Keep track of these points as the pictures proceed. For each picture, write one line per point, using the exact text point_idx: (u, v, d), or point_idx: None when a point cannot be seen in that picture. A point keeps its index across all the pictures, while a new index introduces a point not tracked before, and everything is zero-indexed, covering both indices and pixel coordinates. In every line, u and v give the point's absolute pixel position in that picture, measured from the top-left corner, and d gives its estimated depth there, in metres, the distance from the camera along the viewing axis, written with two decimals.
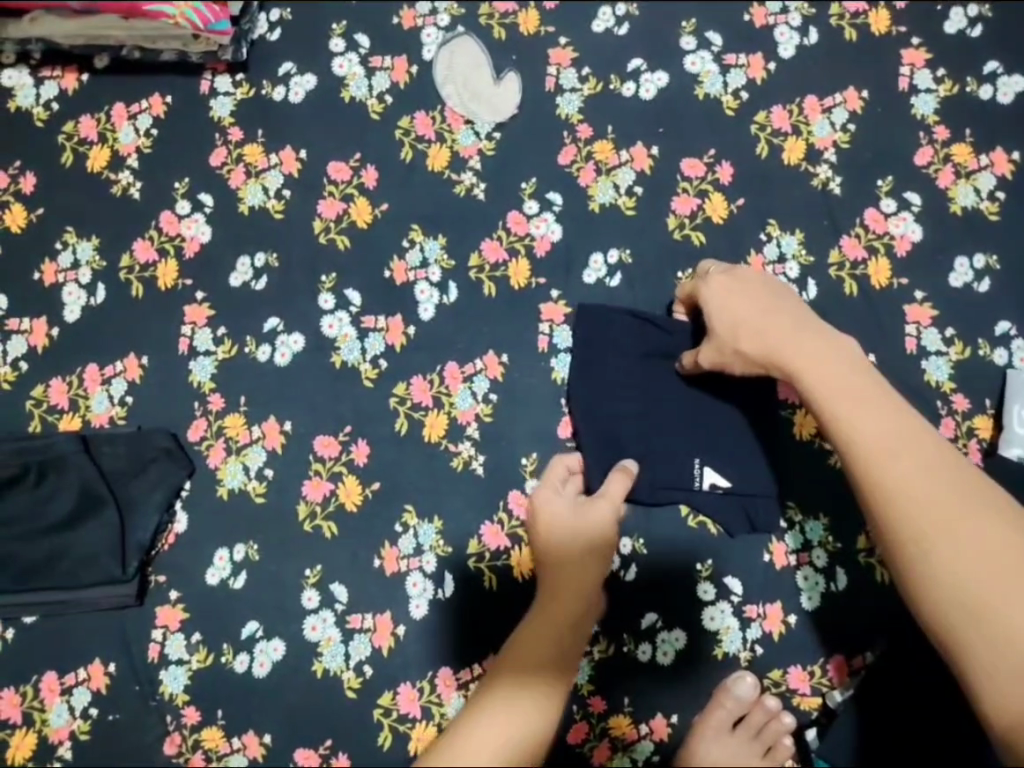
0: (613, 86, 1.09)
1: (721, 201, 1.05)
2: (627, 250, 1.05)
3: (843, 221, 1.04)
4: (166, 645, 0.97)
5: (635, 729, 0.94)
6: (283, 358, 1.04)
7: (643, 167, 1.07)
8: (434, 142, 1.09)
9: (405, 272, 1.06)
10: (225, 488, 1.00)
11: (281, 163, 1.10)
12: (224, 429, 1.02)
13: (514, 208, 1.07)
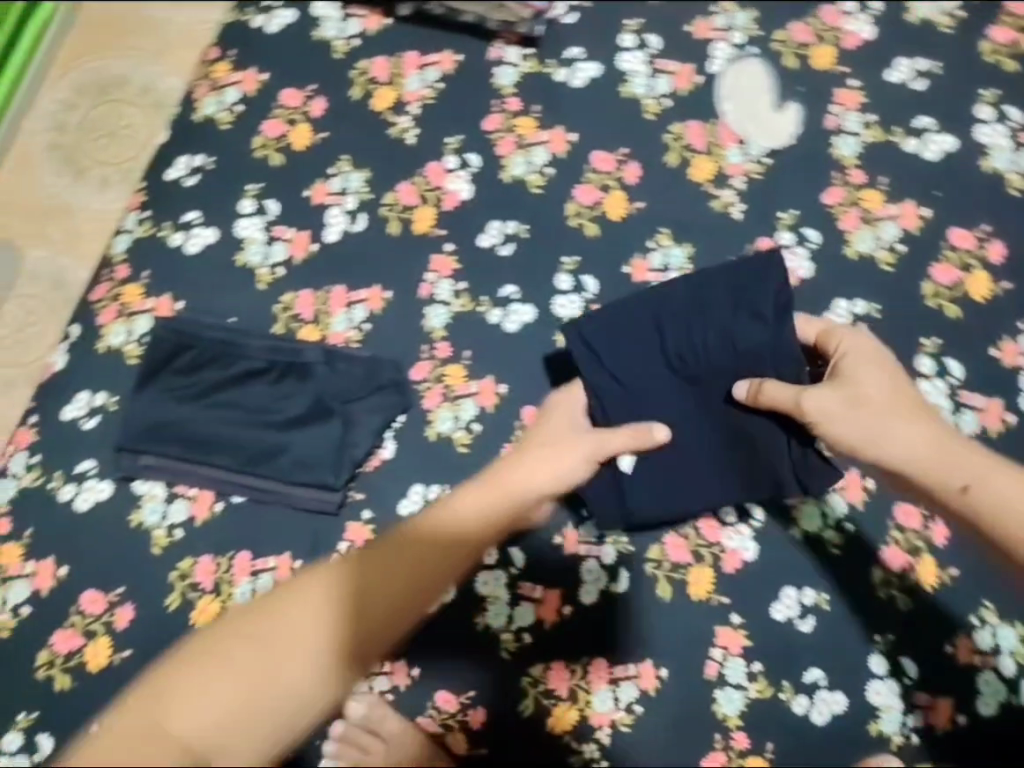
0: (548, 69, 1.13)
1: (622, 199, 1.09)
2: (525, 225, 1.10)
3: (736, 242, 1.06)
4: (11, 461, 1.05)
5: (385, 666, 1.00)
6: (195, 247, 1.10)
7: (559, 150, 1.11)
8: (384, 85, 1.14)
9: (322, 195, 1.12)
10: (106, 345, 1.07)
11: (241, 81, 1.15)
12: (122, 296, 1.09)
13: (434, 160, 1.12)
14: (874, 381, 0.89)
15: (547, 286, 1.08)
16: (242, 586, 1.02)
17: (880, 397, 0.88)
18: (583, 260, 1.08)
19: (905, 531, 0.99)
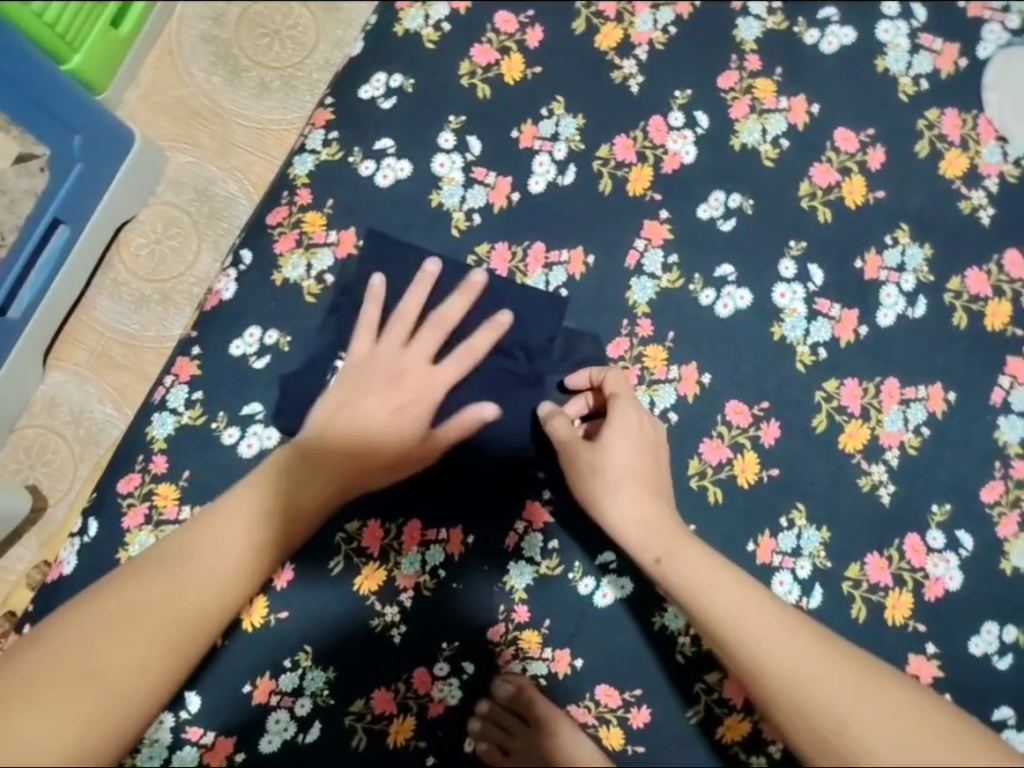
0: (797, 29, 1.07)
1: (861, 185, 1.02)
2: (750, 199, 1.03)
3: (979, 251, 0.99)
4: (170, 392, 1.00)
5: (548, 653, 0.97)
6: (386, 179, 1.05)
7: (798, 120, 1.04)
8: (611, 21, 1.09)
9: (533, 138, 1.06)
10: (282, 277, 1.02)
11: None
12: (302, 224, 1.04)
13: (658, 115, 1.05)
14: (788, 637, 0.77)
15: (770, 271, 1.00)
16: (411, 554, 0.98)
17: (806, 660, 0.76)
18: (809, 249, 1.01)
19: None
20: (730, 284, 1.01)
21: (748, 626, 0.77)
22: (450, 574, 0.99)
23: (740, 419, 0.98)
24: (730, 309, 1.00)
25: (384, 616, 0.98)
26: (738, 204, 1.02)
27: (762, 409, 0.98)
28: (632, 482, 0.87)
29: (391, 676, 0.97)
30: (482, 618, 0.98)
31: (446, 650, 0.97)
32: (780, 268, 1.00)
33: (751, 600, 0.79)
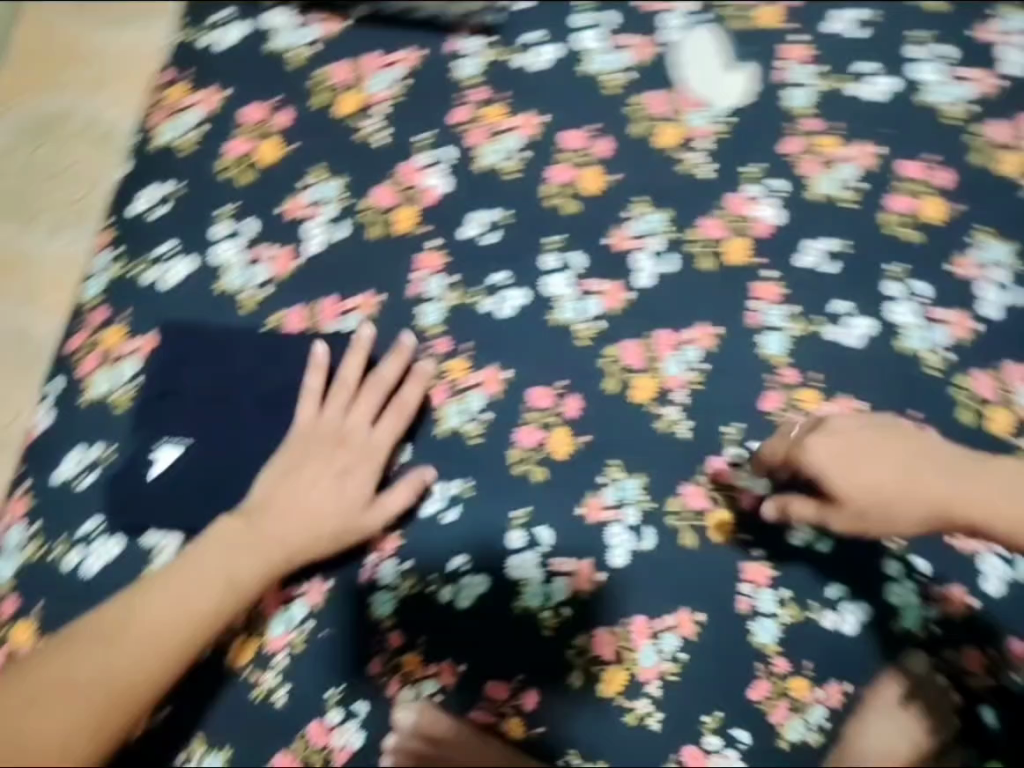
0: (510, 56, 1.20)
1: (597, 174, 1.15)
2: (510, 211, 1.14)
3: (707, 204, 1.13)
4: (8, 535, 1.07)
5: (432, 669, 1.02)
6: (170, 281, 1.14)
7: (531, 131, 1.17)
8: (345, 90, 1.21)
9: (301, 207, 1.16)
10: (87, 397, 1.10)
11: (199, 106, 1.22)
12: (100, 342, 1.13)
13: (405, 161, 1.17)
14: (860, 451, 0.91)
15: (533, 267, 1.12)
16: (277, 620, 1.04)
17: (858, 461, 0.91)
18: (562, 246, 1.12)
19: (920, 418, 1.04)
20: (506, 283, 1.11)
21: (872, 451, 0.91)
22: (311, 639, 1.03)
23: (545, 398, 1.08)
24: (511, 309, 1.11)
25: (265, 687, 1.02)
26: (498, 218, 1.14)
27: (560, 387, 1.08)
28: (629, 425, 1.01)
29: (289, 735, 1.01)
30: (359, 656, 1.03)
31: (330, 700, 1.02)
32: (542, 264, 1.12)
33: (795, 427, 0.95)
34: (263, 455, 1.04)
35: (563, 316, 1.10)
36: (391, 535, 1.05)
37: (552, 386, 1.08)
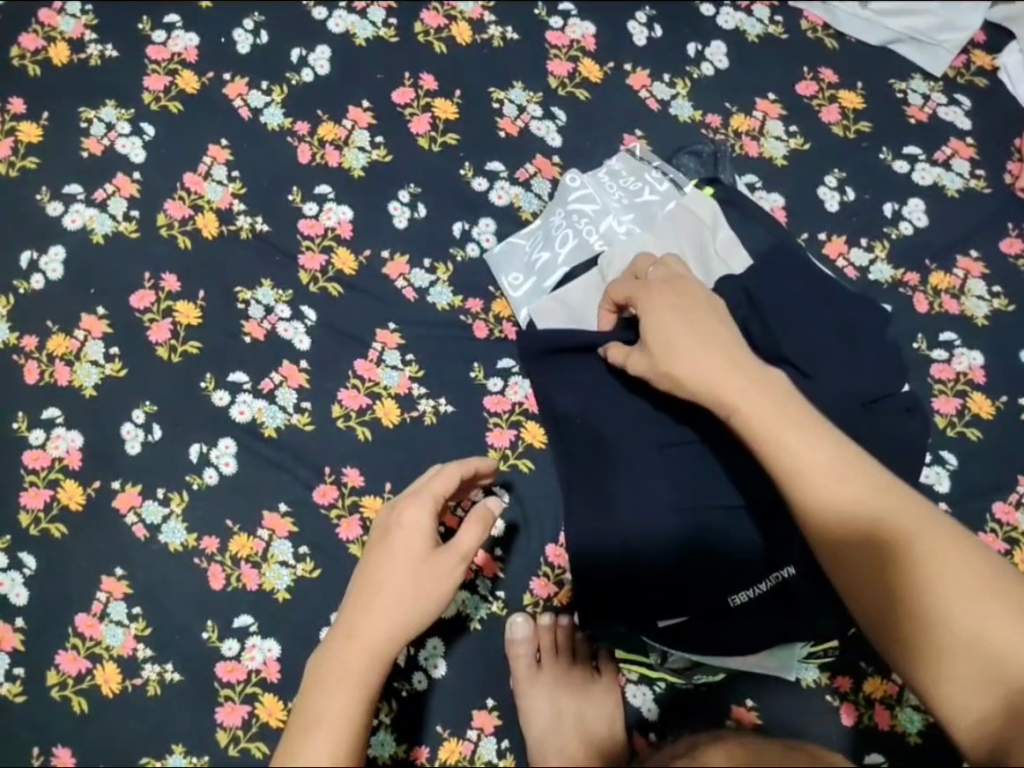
0: (294, 81, 1.06)
1: (445, 102, 1.04)
2: (413, 182, 1.02)
3: (619, 96, 1.04)
4: None
5: (544, 624, 0.93)
6: (136, 447, 0.95)
7: (369, 121, 1.04)
8: (196, 215, 1.01)
9: (260, 327, 0.98)
10: None
11: (88, 332, 0.97)
12: None
13: (299, 218, 1.01)
14: (969, 556, 0.70)
15: (472, 196, 1.01)
16: (416, 673, 0.91)
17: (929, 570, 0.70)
18: (464, 214, 1.01)
19: (921, 286, 0.96)
20: (415, 270, 1.00)
21: (843, 475, 0.70)
22: (463, 640, 0.93)
23: (485, 330, 0.98)
24: (443, 304, 0.99)
25: (431, 763, 0.89)
26: (384, 258, 1.00)
27: (508, 368, 0.98)
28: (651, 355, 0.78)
29: None
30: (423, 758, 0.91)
31: (494, 709, 0.91)
32: (477, 188, 1.01)
33: (808, 434, 0.70)
34: (249, 606, 0.91)
35: (449, 303, 0.99)
36: (491, 555, 0.94)
37: (500, 390, 0.97)
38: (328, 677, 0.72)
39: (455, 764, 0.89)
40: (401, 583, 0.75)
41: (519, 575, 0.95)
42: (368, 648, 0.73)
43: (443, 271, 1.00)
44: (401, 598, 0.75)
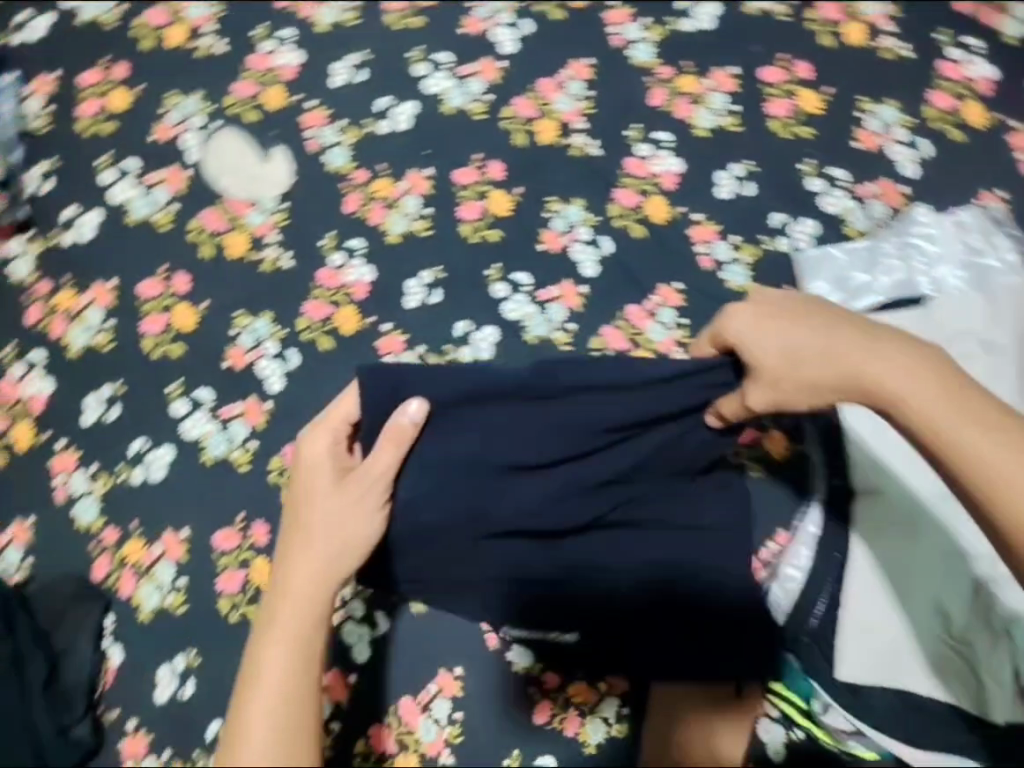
0: (674, 26, 1.06)
1: (812, 94, 1.04)
2: (752, 159, 1.03)
3: (989, 152, 1.00)
4: None
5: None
6: (414, 303, 1.02)
7: (730, 88, 1.04)
8: (539, 119, 1.05)
9: (558, 239, 1.03)
10: (146, 612, 0.96)
11: (410, 186, 1.04)
12: (126, 558, 0.97)
13: (629, 155, 1.04)
14: None
15: (803, 195, 1.02)
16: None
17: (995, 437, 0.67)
18: (789, 209, 1.01)
19: None
20: (720, 243, 1.02)
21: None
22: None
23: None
24: (734, 284, 1.01)
25: (558, 694, 0.96)
26: (694, 220, 1.02)
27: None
28: (782, 342, 0.75)
29: None
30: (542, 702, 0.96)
31: (625, 674, 0.97)
32: (811, 190, 1.02)
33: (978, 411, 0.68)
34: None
35: (741, 286, 1.00)
36: None
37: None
38: (280, 578, 0.74)
39: (579, 704, 0.95)
40: (345, 508, 0.76)
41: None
42: (322, 555, 0.74)
43: (747, 253, 1.01)
44: (351, 510, 0.76)
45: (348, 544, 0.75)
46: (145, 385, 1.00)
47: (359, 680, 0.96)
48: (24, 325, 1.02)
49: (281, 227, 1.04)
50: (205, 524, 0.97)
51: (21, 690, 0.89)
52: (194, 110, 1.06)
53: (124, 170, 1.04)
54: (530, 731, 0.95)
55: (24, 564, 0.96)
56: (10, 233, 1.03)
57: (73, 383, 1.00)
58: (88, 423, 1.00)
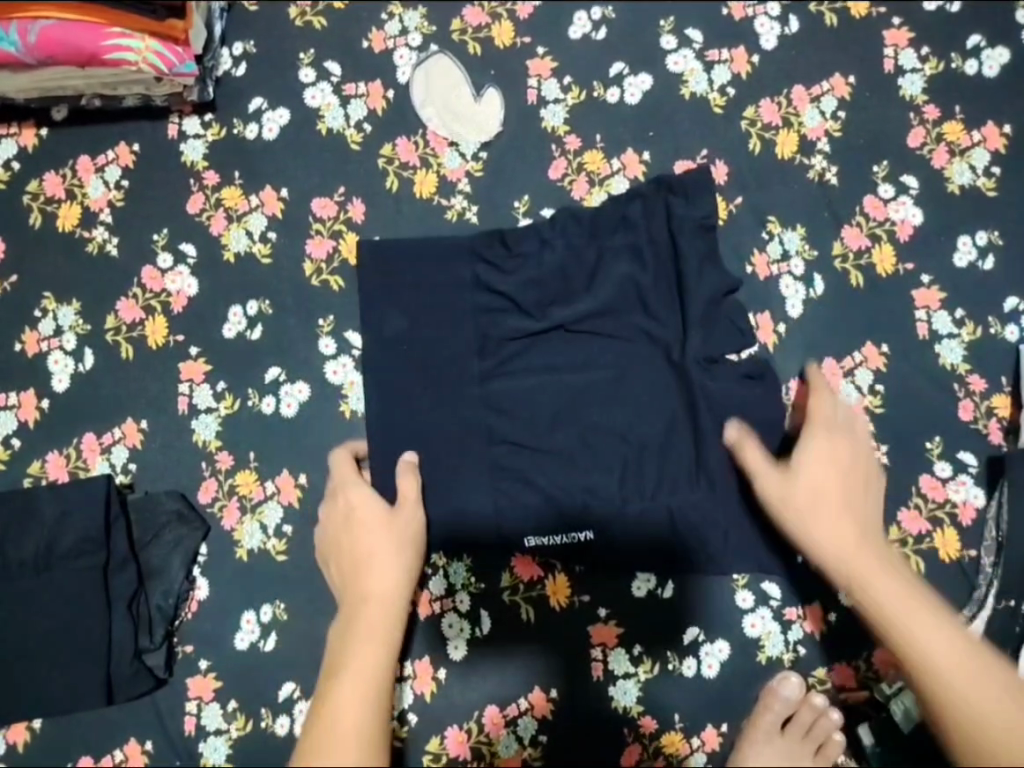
0: (955, 65, 0.95)
1: None
2: (997, 230, 0.92)
3: None
4: (202, 717, 0.84)
5: (813, 703, 0.86)
6: None
7: (997, 147, 0.93)
8: (781, 129, 0.94)
9: (768, 265, 0.92)
10: (243, 550, 0.87)
11: (624, 167, 0.95)
12: (235, 488, 0.89)
13: (869, 192, 0.93)
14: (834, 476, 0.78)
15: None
16: (689, 658, 0.87)
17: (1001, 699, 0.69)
18: None
19: None
20: (942, 312, 0.91)
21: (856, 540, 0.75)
22: (746, 664, 0.87)
23: (969, 414, 0.89)
24: (947, 361, 0.90)
25: (650, 740, 0.85)
26: (920, 281, 0.91)
27: (965, 462, 0.88)
28: (807, 466, 0.78)
29: None
30: (621, 742, 0.85)
31: (722, 734, 0.86)
32: None
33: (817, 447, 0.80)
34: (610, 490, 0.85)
35: (953, 364, 0.90)
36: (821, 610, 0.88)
37: (942, 478, 0.88)
38: (349, 636, 0.70)
39: (669, 756, 0.85)
40: (385, 549, 0.75)
41: (830, 648, 0.88)
42: (353, 651, 0.69)
43: (969, 331, 0.90)
44: (377, 590, 0.72)
45: (394, 607, 0.72)
46: (295, 311, 0.93)
47: (446, 677, 0.86)
48: (186, 212, 0.95)
49: (477, 177, 0.95)
50: (325, 473, 0.89)
51: (107, 601, 0.82)
52: (414, 25, 0.98)
53: (325, 74, 0.97)
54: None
55: (130, 467, 0.89)
56: (191, 112, 0.97)
57: (222, 287, 0.93)
58: (228, 335, 0.92)
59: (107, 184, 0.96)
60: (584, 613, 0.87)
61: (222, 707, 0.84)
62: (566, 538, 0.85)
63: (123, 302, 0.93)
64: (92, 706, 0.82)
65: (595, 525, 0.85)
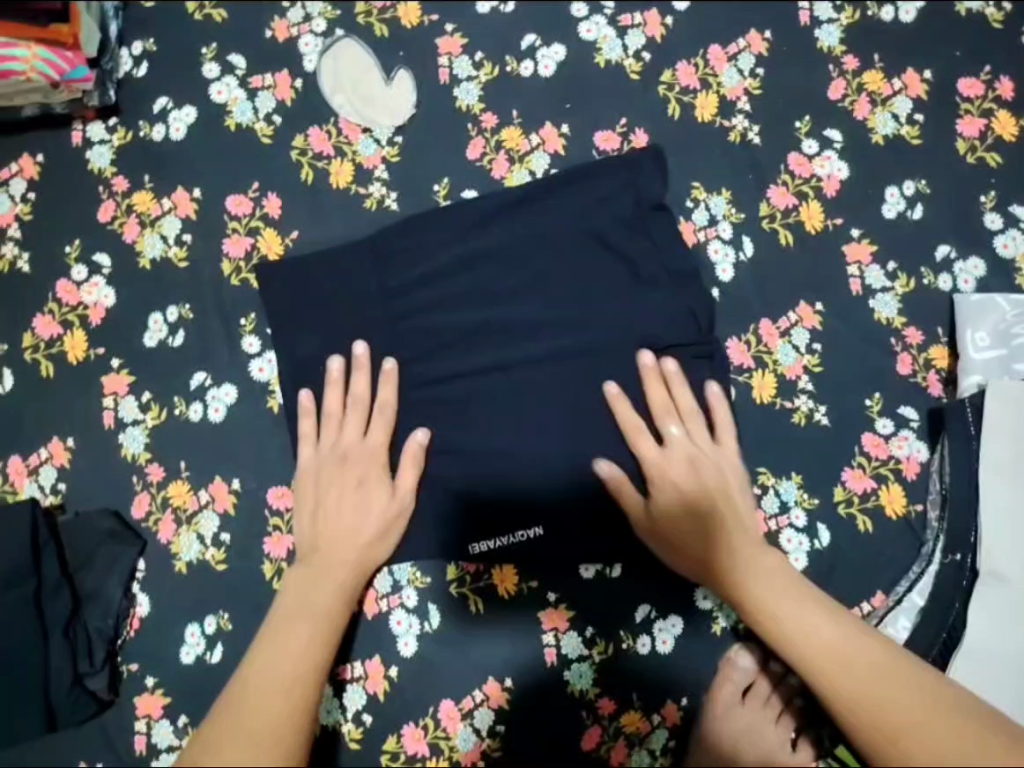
0: (872, 12, 0.94)
1: (1011, 117, 0.91)
2: (923, 179, 0.91)
3: None
4: (152, 736, 0.82)
5: (772, 670, 0.86)
6: None
7: (919, 93, 0.92)
8: (700, 91, 0.93)
9: (695, 233, 0.91)
10: (182, 563, 0.86)
11: (543, 141, 0.93)
12: (169, 500, 0.87)
13: (792, 150, 0.91)
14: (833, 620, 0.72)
15: (977, 231, 0.90)
16: (643, 636, 0.86)
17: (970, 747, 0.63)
18: (957, 244, 0.89)
19: None
20: (874, 266, 0.90)
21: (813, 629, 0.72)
22: (701, 636, 0.86)
23: (908, 367, 0.88)
24: (882, 316, 0.89)
25: (609, 720, 0.85)
26: (850, 235, 0.90)
27: (906, 417, 0.87)
28: (704, 468, 0.82)
29: None
30: (571, 730, 0.84)
31: (682, 707, 0.85)
32: (989, 226, 0.90)
33: (793, 599, 0.75)
34: (549, 471, 0.86)
35: (889, 318, 0.89)
36: None
37: (885, 434, 0.87)
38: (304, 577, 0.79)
39: (629, 735, 0.84)
40: (348, 519, 0.82)
41: None
42: (325, 596, 0.77)
43: (902, 284, 0.89)
44: (346, 530, 0.82)
45: (365, 566, 0.81)
46: (217, 313, 0.90)
47: (398, 675, 0.85)
48: (97, 221, 0.92)
49: (393, 163, 0.93)
50: (259, 478, 0.88)
51: (43, 626, 0.81)
52: (318, 10, 0.95)
53: (230, 67, 0.94)
54: (576, 760, 0.84)
55: (59, 488, 0.87)
56: (95, 117, 0.94)
57: (141, 295, 0.91)
58: (150, 344, 0.90)
59: (13, 197, 0.93)
60: (535, 598, 0.86)
61: (172, 723, 0.82)
62: (514, 537, 0.86)
63: (38, 318, 0.90)
64: (35, 735, 0.80)
65: (542, 519, 0.85)
